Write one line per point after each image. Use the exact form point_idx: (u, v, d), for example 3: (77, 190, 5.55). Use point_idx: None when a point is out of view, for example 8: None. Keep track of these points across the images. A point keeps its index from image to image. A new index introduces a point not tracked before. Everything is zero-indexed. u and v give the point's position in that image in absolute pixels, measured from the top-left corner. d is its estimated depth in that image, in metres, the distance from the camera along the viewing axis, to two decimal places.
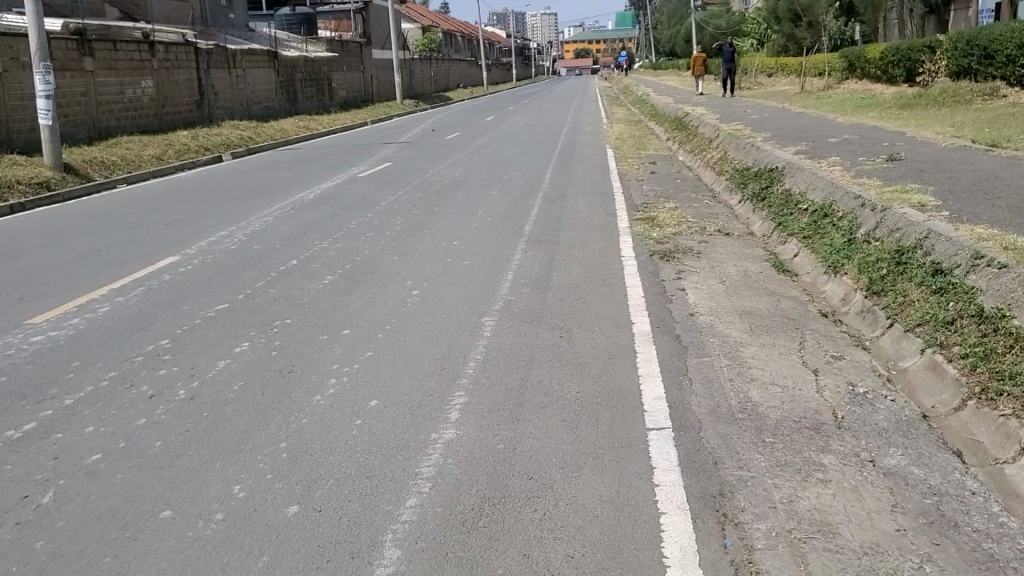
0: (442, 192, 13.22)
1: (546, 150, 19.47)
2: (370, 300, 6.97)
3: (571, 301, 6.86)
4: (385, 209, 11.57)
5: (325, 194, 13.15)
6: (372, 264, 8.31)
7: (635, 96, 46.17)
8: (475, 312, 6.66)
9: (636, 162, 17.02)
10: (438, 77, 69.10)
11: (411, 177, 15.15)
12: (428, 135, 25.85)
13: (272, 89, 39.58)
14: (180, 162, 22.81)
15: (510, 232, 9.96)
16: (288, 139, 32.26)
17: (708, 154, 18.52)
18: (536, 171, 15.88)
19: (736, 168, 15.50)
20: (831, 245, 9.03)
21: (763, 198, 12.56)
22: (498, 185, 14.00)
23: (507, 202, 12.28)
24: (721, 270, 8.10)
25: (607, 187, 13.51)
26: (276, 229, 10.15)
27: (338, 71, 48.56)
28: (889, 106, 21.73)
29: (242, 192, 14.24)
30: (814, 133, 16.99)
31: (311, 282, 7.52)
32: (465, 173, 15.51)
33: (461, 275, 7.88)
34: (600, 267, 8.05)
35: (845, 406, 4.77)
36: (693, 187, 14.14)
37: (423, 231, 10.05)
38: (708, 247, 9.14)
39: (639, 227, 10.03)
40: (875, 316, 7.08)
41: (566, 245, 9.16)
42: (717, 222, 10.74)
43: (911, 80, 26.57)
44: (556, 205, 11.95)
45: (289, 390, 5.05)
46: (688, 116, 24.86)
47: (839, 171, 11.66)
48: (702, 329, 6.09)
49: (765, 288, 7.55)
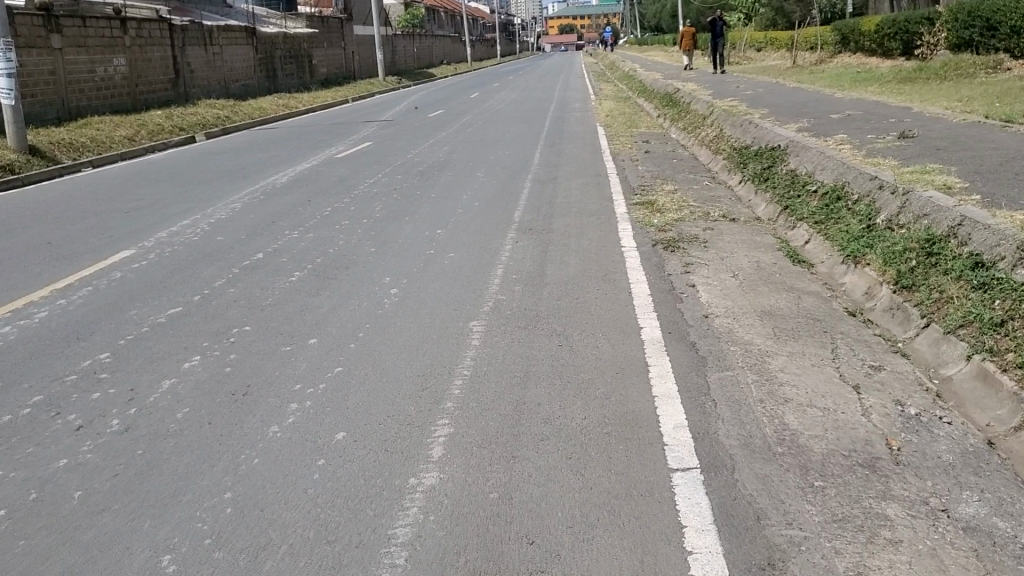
0: (425, 175, 12.43)
1: (534, 129, 18.66)
2: (342, 302, 6.20)
3: (569, 302, 6.10)
4: (364, 194, 10.78)
5: (300, 177, 12.31)
6: (347, 257, 7.54)
7: (622, 72, 45.31)
8: (461, 314, 5.91)
9: (629, 141, 16.26)
10: (421, 54, 67.96)
11: (393, 157, 14.35)
12: (411, 113, 24.97)
13: (251, 67, 38.51)
14: (153, 142, 21.86)
15: (499, 219, 9.20)
16: (266, 118, 31.27)
17: (702, 132, 17.77)
18: (523, 150, 15.09)
19: (734, 146, 14.77)
20: (848, 232, 8.29)
21: (767, 179, 11.83)
22: (484, 167, 13.22)
23: (494, 185, 11.50)
24: (732, 262, 7.36)
25: (600, 168, 12.75)
26: (243, 218, 9.34)
27: (319, 48, 47.44)
28: (888, 80, 21.00)
29: (214, 176, 13.40)
30: (814, 109, 16.27)
31: (278, 280, 6.76)
32: (449, 154, 14.72)
33: (446, 269, 7.13)
34: (598, 259, 7.31)
35: (899, 435, 4.04)
36: (690, 167, 13.40)
37: (405, 218, 9.28)
38: (714, 234, 8.40)
39: (637, 213, 9.28)
40: (908, 315, 6.34)
41: (559, 233, 8.42)
42: (720, 206, 10.01)
43: (908, 53, 25.82)
44: (546, 188, 11.19)
45: (242, 418, 4.29)
46: (680, 92, 24.08)
47: (848, 150, 10.94)
48: (719, 335, 5.36)
49: (783, 283, 6.82)
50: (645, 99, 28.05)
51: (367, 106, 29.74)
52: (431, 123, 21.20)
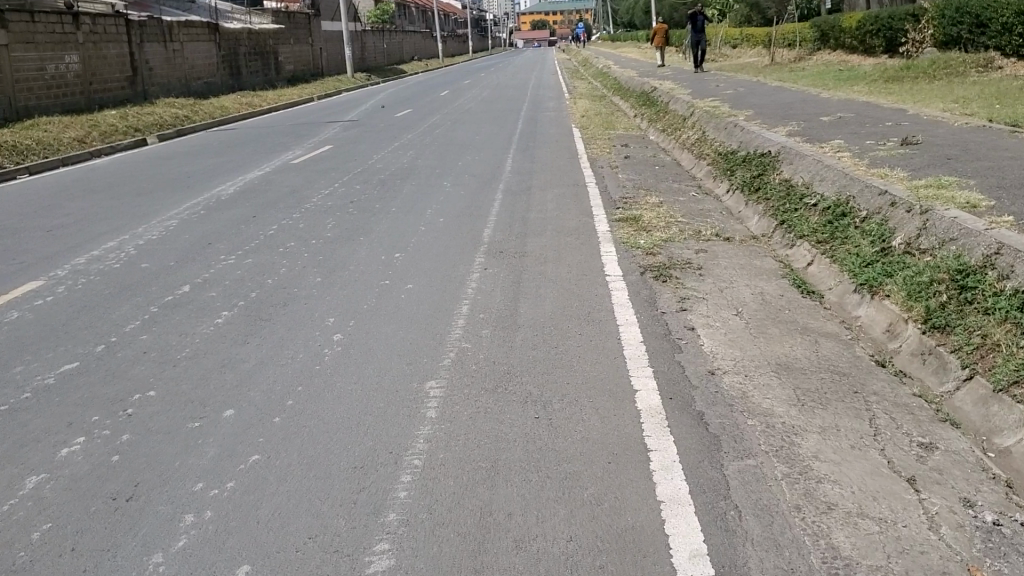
0: (385, 184, 11.39)
1: (506, 131, 17.64)
2: (274, 355, 5.16)
3: (546, 353, 5.10)
4: (317, 208, 9.74)
5: (248, 188, 11.23)
6: (288, 290, 6.51)
7: (596, 70, 44.39)
8: (417, 370, 4.89)
9: (607, 144, 15.30)
10: (391, 50, 66.65)
11: (354, 164, 13.28)
12: (377, 113, 23.84)
13: (214, 64, 37.18)
14: (104, 145, 20.62)
15: (466, 239, 8.19)
16: (228, 118, 29.99)
17: (683, 135, 16.84)
18: (493, 156, 14.06)
19: (719, 151, 13.85)
20: (859, 256, 7.34)
21: (757, 188, 10.90)
22: (451, 175, 12.20)
23: (461, 196, 10.49)
24: (732, 293, 6.38)
25: (578, 177, 11.79)
26: (177, 240, 8.26)
27: (285, 44, 46.19)
28: (875, 80, 20.16)
29: (157, 186, 12.27)
30: (802, 111, 15.38)
31: (200, 325, 5.71)
32: (414, 160, 13.66)
33: (402, 304, 6.11)
34: (579, 292, 6.31)
35: (983, 561, 3.07)
36: (673, 174, 12.45)
37: (359, 238, 8.25)
38: (709, 258, 7.42)
39: (621, 232, 8.30)
40: (943, 361, 5.36)
41: (534, 257, 7.43)
42: (711, 222, 9.04)
43: (892, 51, 25.03)
44: (520, 200, 10.20)
45: (120, 538, 3.27)
46: (657, 91, 23.15)
47: (848, 158, 10.03)
48: (731, 399, 4.40)
49: (795, 322, 5.85)
50: (621, 98, 27.10)
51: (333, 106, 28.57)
52: (397, 124, 20.14)
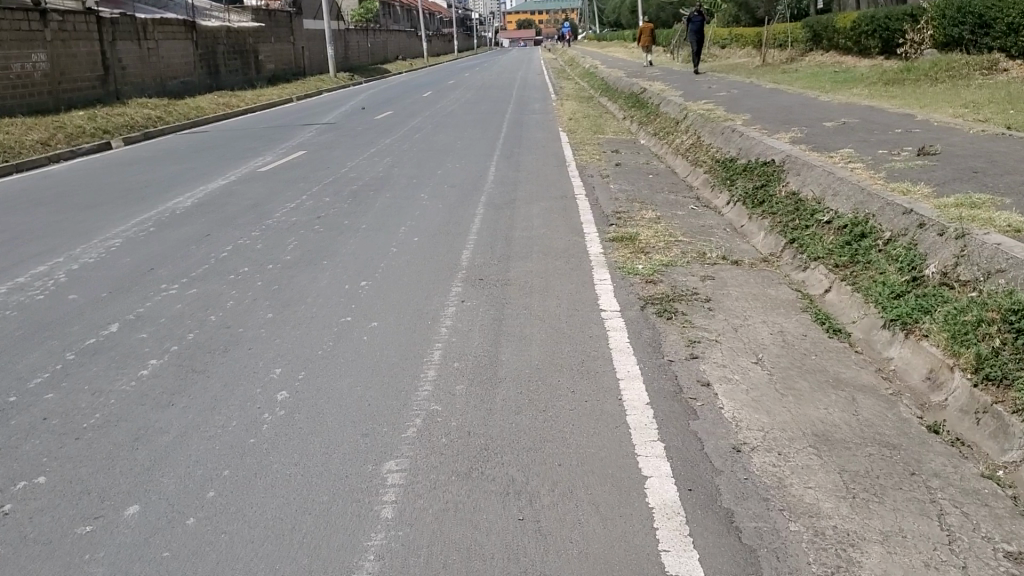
0: (356, 196, 10.48)
1: (490, 136, 16.75)
2: (202, 423, 4.25)
3: (533, 417, 4.21)
4: (279, 225, 8.83)
5: (206, 200, 10.30)
6: (232, 330, 5.61)
7: (582, 69, 43.53)
8: (373, 444, 3.97)
9: (596, 150, 14.45)
10: (375, 49, 65.57)
11: (326, 172, 12.38)
12: (356, 115, 22.89)
13: (190, 63, 36.13)
14: (67, 148, 19.61)
15: (443, 263, 7.30)
16: (203, 119, 28.96)
17: (676, 140, 15.99)
18: (475, 164, 13.18)
19: (717, 159, 13.00)
20: (886, 285, 6.47)
21: (762, 201, 10.06)
22: (429, 185, 11.30)
23: (439, 211, 9.60)
24: (748, 333, 5.51)
25: (566, 187, 10.93)
26: (116, 264, 7.33)
27: (265, 43, 45.14)
28: (874, 82, 19.32)
29: (112, 196, 11.33)
30: (802, 115, 14.55)
31: (120, 379, 4.80)
32: (391, 168, 12.75)
33: (363, 350, 5.20)
34: (571, 332, 5.43)
35: None
36: (669, 183, 11.59)
37: (322, 261, 7.35)
38: (717, 287, 6.55)
39: (615, 254, 7.42)
40: (1003, 424, 4.09)
41: (518, 286, 6.54)
42: (714, 241, 8.17)
43: (888, 52, 24.21)
44: (503, 215, 9.32)
45: None
46: (647, 92, 22.28)
47: (862, 169, 9.18)
48: (764, 492, 3.52)
49: (824, 372, 4.98)
50: (609, 99, 26.21)
51: (312, 107, 27.62)
52: (376, 127, 19.21)
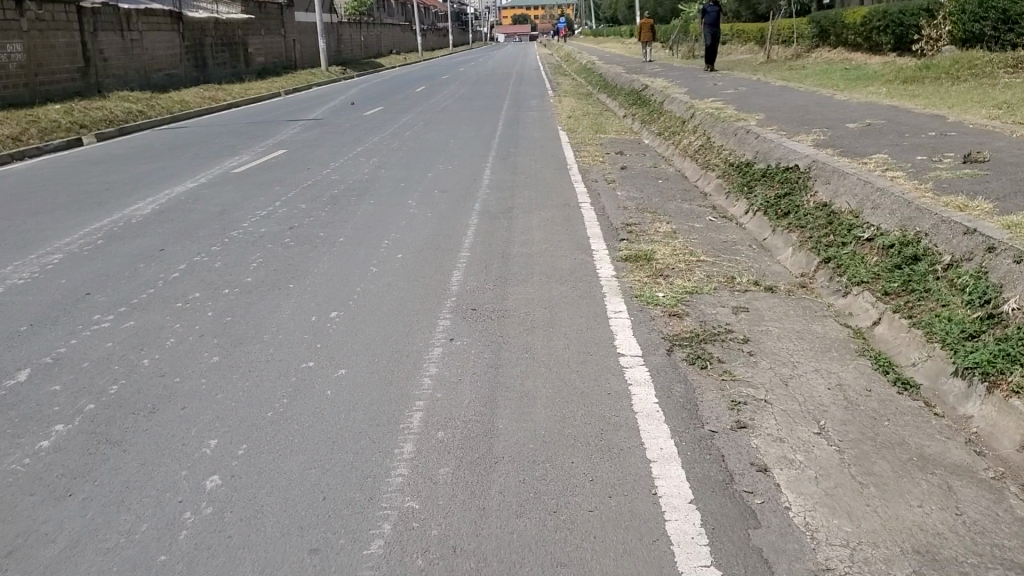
0: (336, 202, 9.45)
1: (485, 134, 15.71)
2: (104, 528, 3.20)
3: (543, 522, 3.16)
4: (245, 237, 7.79)
5: (168, 207, 9.23)
6: (168, 380, 4.56)
7: (579, 65, 42.50)
8: (325, 568, 2.92)
9: (599, 151, 13.44)
10: (369, 42, 64.41)
11: (307, 174, 11.36)
12: (343, 111, 21.82)
13: (176, 55, 34.99)
14: (38, 143, 18.49)
15: (429, 286, 6.26)
16: (186, 114, 27.82)
17: (684, 141, 14.99)
18: (469, 165, 12.15)
19: (731, 163, 12.00)
20: (954, 322, 5.44)
21: (788, 213, 9.05)
22: (417, 189, 10.27)
23: (426, 220, 8.57)
24: (801, 389, 4.48)
25: (568, 193, 9.92)
26: (47, 287, 6.28)
27: (254, 36, 43.98)
28: (890, 80, 18.30)
29: (68, 200, 10.28)
30: (820, 116, 13.55)
31: (10, 455, 3.76)
32: (376, 169, 11.72)
33: (324, 411, 4.15)
34: (583, 384, 4.40)
35: None
36: (681, 189, 10.59)
37: (289, 284, 6.30)
38: (752, 321, 5.54)
39: (630, 277, 6.41)
40: None
41: (516, 319, 5.50)
42: (742, 260, 7.17)
43: (900, 48, 23.17)
44: (498, 226, 8.30)
45: None
46: (649, 89, 21.24)
47: (902, 178, 8.18)
48: None
49: (903, 447, 3.95)
50: (609, 95, 25.17)
51: (300, 101, 26.53)
52: (365, 124, 18.17)
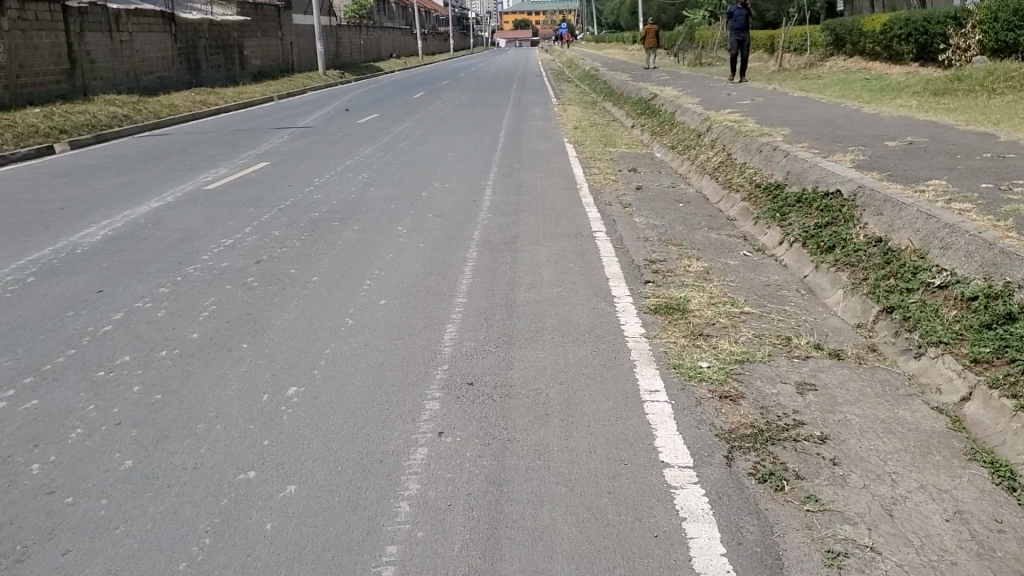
0: (315, 228, 8.27)
1: (486, 147, 14.53)
2: None
3: None
4: (203, 274, 6.61)
5: (123, 233, 8.04)
6: (58, 503, 3.39)
7: (582, 71, 41.37)
8: None
9: (610, 168, 12.30)
10: (368, 46, 63.23)
11: (287, 192, 10.19)
12: (336, 117, 20.63)
13: (168, 57, 33.78)
14: (11, 150, 17.29)
15: (415, 346, 5.07)
16: (175, 119, 26.62)
17: (701, 157, 13.82)
18: (468, 184, 10.98)
19: (758, 185, 10.85)
20: None
21: (833, 247, 7.89)
22: (409, 212, 9.09)
23: (417, 252, 7.39)
24: (912, 523, 3.31)
25: (580, 219, 8.76)
26: None
27: (250, 38, 42.80)
28: (918, 92, 17.13)
29: (14, 220, 9.08)
30: (853, 132, 12.37)
31: None
32: (365, 187, 10.54)
33: (257, 565, 2.96)
34: (616, 519, 3.22)
35: None
36: (706, 214, 9.42)
37: (243, 343, 5.11)
38: (824, 406, 4.37)
39: (662, 334, 5.24)
40: None
41: (524, 398, 4.32)
42: (793, 311, 6.00)
43: (924, 57, 21.99)
44: (501, 261, 7.12)
45: None
46: (659, 99, 20.06)
47: (973, 213, 7.00)
48: None
49: None
50: (615, 103, 23.99)
51: (291, 106, 25.33)
52: (357, 134, 17.01)
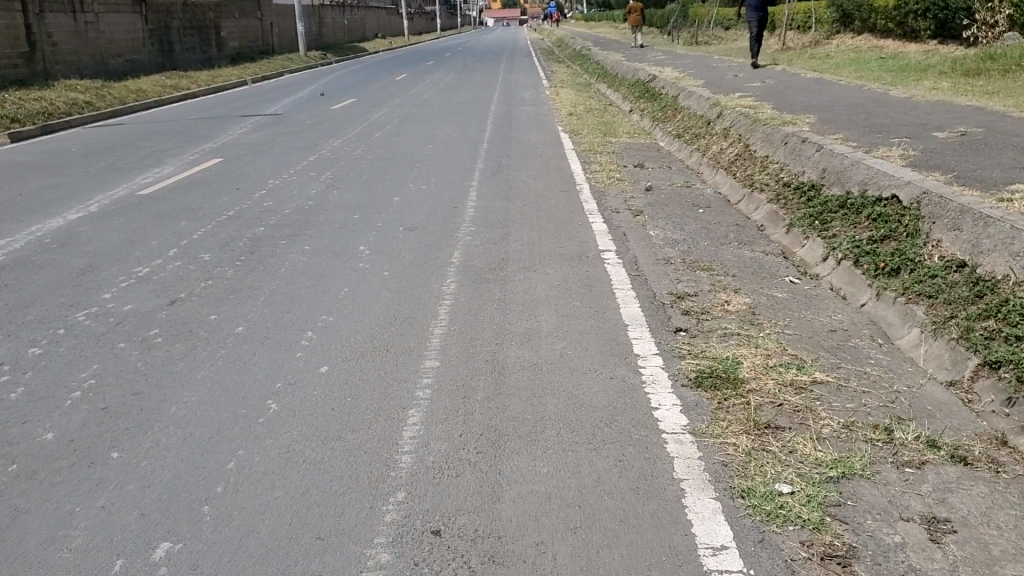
0: (255, 249, 6.69)
1: (472, 137, 12.94)
2: None
3: None
4: (95, 324, 5.03)
5: (16, 260, 6.44)
6: None
7: (573, 51, 39.74)
8: None
9: (613, 164, 10.75)
10: (352, 26, 61.27)
11: (234, 198, 8.59)
12: (310, 104, 18.94)
13: (139, 39, 31.76)
14: None
15: (360, 453, 3.51)
16: (141, 105, 24.79)
17: (713, 149, 12.26)
18: (450, 184, 9.40)
19: (787, 185, 9.33)
20: None
21: (900, 270, 6.36)
22: (374, 225, 7.50)
23: (380, 285, 5.83)
24: None
25: (585, 234, 7.22)
26: None
27: (227, 18, 40.78)
28: (946, 73, 15.60)
29: None
30: (889, 120, 10.82)
31: None
32: (329, 191, 8.97)
33: None
34: None
35: None
36: (733, 222, 7.89)
37: (114, 451, 3.56)
38: (979, 567, 2.85)
39: (710, 426, 3.71)
40: None
41: (518, 566, 2.78)
42: (876, 377, 4.47)
43: (942, 34, 20.43)
44: (486, 298, 5.56)
45: None
46: (659, 80, 18.47)
47: None
48: None
49: None
50: (610, 87, 22.38)
51: (264, 90, 23.58)
52: (329, 123, 15.33)
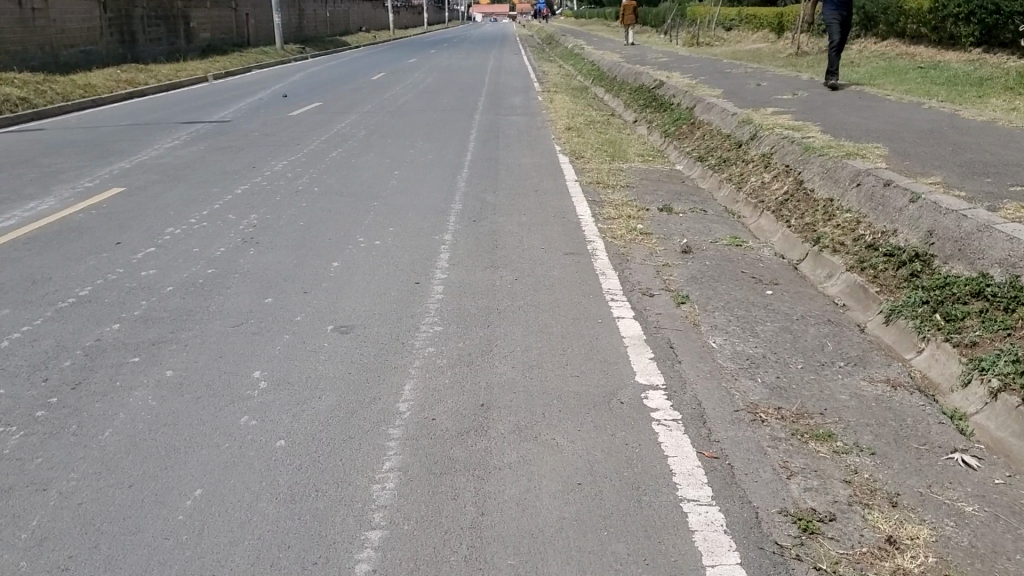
0: (83, 378, 4.14)
1: (450, 161, 10.40)
2: None
3: None
4: None
5: None
6: None
7: (564, 49, 37.17)
8: None
9: (630, 206, 8.23)
10: (333, 19, 58.42)
11: (104, 263, 6.02)
12: (268, 109, 16.23)
13: (95, 28, 28.72)
14: None
15: None
16: (85, 102, 21.86)
17: (752, 181, 9.77)
18: (415, 239, 6.87)
19: (874, 247, 6.83)
20: None
21: None
22: (289, 322, 4.96)
23: (266, 474, 3.31)
24: None
25: (612, 346, 4.71)
26: None
27: (198, 8, 37.76)
28: (1013, 89, 13.16)
29: None
30: (987, 156, 8.35)
31: None
32: (245, 250, 6.41)
33: None
34: None
35: None
36: (821, 317, 5.40)
37: None
38: None
39: None
40: None
41: None
42: None
43: (988, 41, 18.00)
44: (449, 517, 3.04)
45: None
46: (670, 87, 15.95)
47: None
48: None
49: None
50: (610, 93, 19.85)
51: (222, 91, 20.80)
52: (282, 135, 12.70)
